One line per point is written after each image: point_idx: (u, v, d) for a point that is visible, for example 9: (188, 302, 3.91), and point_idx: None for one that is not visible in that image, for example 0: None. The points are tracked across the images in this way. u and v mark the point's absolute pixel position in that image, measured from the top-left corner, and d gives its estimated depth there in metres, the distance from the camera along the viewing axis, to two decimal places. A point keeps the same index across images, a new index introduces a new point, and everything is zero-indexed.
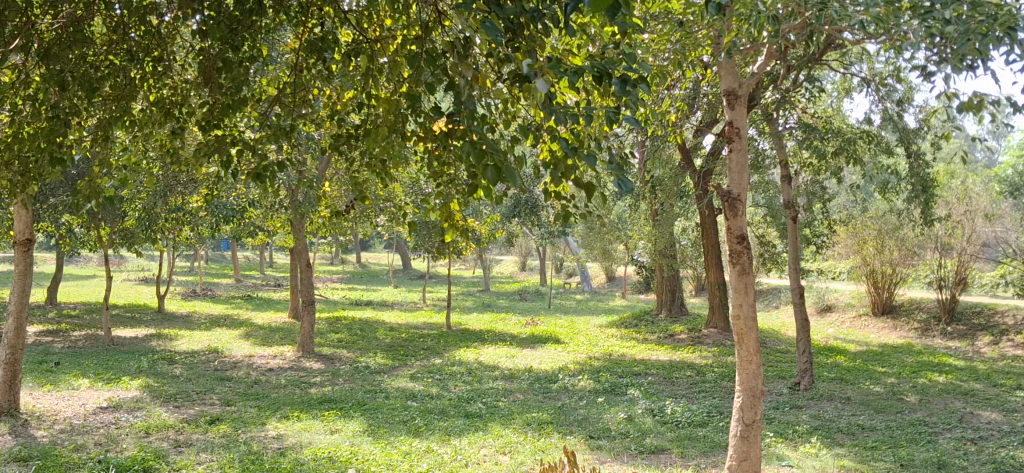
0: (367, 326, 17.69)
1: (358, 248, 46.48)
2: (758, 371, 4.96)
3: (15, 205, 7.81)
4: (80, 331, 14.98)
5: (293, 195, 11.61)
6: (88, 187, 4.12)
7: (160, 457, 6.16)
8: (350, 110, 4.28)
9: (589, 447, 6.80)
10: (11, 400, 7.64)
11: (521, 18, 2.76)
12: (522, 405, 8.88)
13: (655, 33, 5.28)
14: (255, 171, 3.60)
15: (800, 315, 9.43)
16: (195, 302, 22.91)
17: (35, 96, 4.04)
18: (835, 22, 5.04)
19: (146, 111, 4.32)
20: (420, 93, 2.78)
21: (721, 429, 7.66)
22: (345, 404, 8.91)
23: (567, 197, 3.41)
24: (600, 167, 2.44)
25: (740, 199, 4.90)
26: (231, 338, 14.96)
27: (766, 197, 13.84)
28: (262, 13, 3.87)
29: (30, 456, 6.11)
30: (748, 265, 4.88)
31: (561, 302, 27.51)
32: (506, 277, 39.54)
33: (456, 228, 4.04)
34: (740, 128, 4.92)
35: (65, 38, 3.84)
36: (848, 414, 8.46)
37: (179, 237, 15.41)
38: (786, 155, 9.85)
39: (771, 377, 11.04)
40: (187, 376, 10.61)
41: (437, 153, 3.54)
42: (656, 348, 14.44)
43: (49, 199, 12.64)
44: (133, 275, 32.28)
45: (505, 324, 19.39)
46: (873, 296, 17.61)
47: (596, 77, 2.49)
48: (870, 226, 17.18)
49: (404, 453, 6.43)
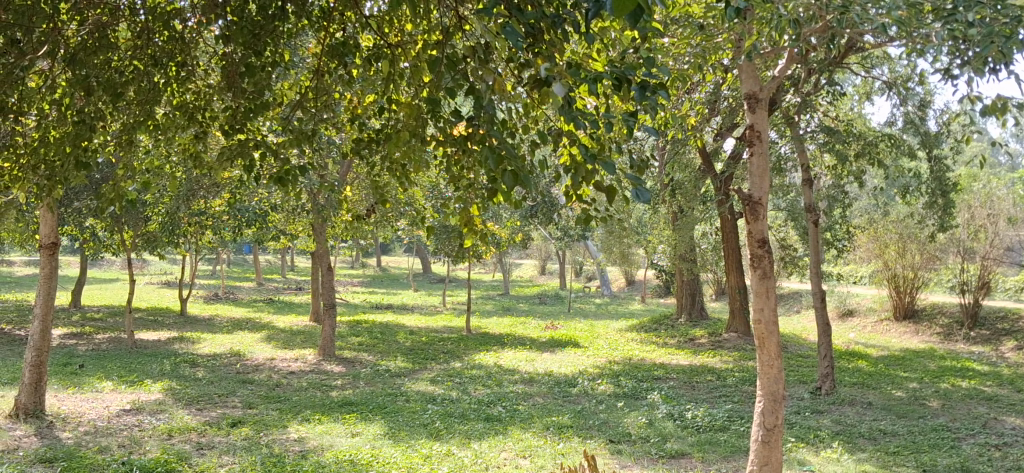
0: (387, 330, 17.75)
1: (378, 253, 46.57)
2: (780, 376, 4.93)
3: (40, 209, 7.85)
4: (103, 334, 15.09)
5: (314, 199, 11.69)
6: (112, 191, 4.05)
7: (183, 460, 6.20)
8: (372, 115, 4.29)
9: (609, 451, 6.81)
10: (38, 402, 7.74)
11: (542, 23, 2.76)
12: (542, 409, 8.88)
13: (676, 36, 5.29)
14: (278, 175, 3.63)
15: (823, 321, 9.36)
16: (217, 306, 23.04)
17: (62, 100, 4.09)
18: (856, 26, 5.05)
19: (169, 115, 4.37)
20: (440, 97, 2.80)
21: (742, 433, 7.63)
22: (366, 408, 8.94)
23: (590, 202, 3.39)
24: (620, 171, 2.41)
25: (761, 203, 4.90)
26: (253, 341, 15.01)
27: (788, 199, 13.78)
28: (285, 18, 3.93)
29: (55, 458, 6.16)
30: (770, 269, 4.86)
31: (580, 306, 27.50)
32: (524, 280, 39.61)
33: (476, 233, 4.02)
34: (761, 132, 4.92)
35: (91, 43, 3.89)
36: (870, 420, 8.41)
37: (201, 242, 15.49)
38: (807, 159, 9.78)
39: (791, 381, 10.98)
40: (209, 379, 10.67)
41: (457, 157, 3.53)
42: (677, 352, 14.39)
43: (73, 203, 12.78)
44: (155, 279, 32.42)
45: (525, 328, 19.32)
46: (895, 300, 17.47)
47: (615, 83, 2.48)
48: (891, 230, 17.07)
49: (425, 456, 6.43)
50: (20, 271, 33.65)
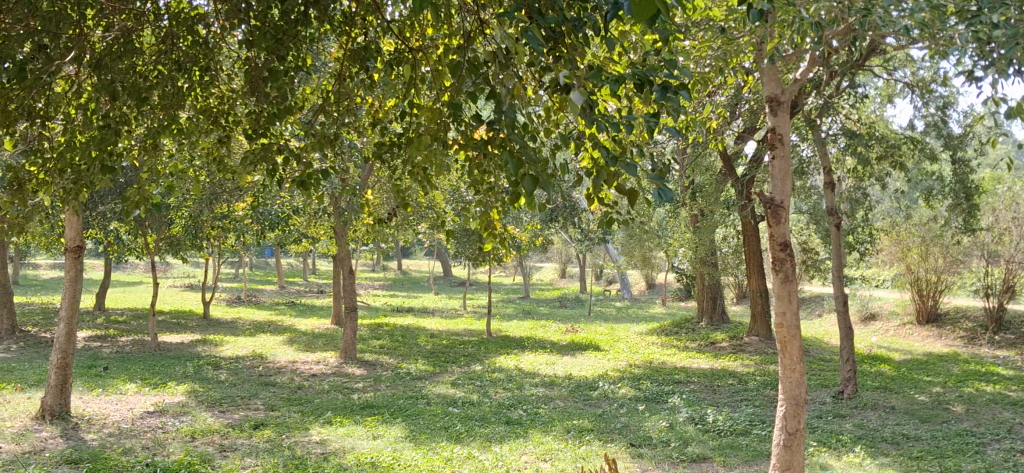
0: (408, 333, 17.79)
1: (399, 257, 46.70)
2: (801, 380, 4.91)
3: (66, 212, 7.93)
4: (127, 336, 15.21)
5: (336, 203, 11.76)
6: (136, 195, 4.07)
7: (206, 461, 6.25)
8: (393, 119, 4.31)
9: (630, 455, 6.80)
10: (63, 404, 7.81)
11: (563, 27, 2.77)
12: (562, 412, 8.88)
13: (698, 40, 5.28)
14: (301, 179, 3.65)
15: (845, 325, 9.30)
16: (240, 309, 23.19)
17: (88, 104, 4.13)
18: (879, 29, 5.05)
19: (193, 119, 4.42)
20: (462, 100, 2.80)
21: (764, 437, 7.60)
22: (387, 410, 8.97)
23: (610, 205, 3.39)
24: (642, 173, 2.42)
25: (783, 206, 4.88)
26: (275, 344, 15.09)
27: (809, 203, 13.70)
28: (308, 23, 3.97)
29: (81, 459, 6.21)
30: (792, 272, 4.84)
31: (600, 309, 27.44)
32: (545, 284, 39.58)
33: (496, 236, 4.03)
34: (783, 135, 4.91)
35: (116, 47, 3.93)
36: (893, 424, 8.35)
37: (223, 246, 15.58)
38: (829, 162, 9.73)
39: (814, 385, 10.92)
40: (232, 382, 10.74)
41: (478, 161, 3.53)
42: (698, 356, 14.35)
43: (98, 206, 12.91)
44: (178, 282, 32.66)
45: (546, 331, 19.30)
46: (918, 304, 17.34)
47: (636, 84, 2.48)
48: (914, 233, 16.96)
49: (446, 459, 6.45)
50: (47, 274, 34.04)
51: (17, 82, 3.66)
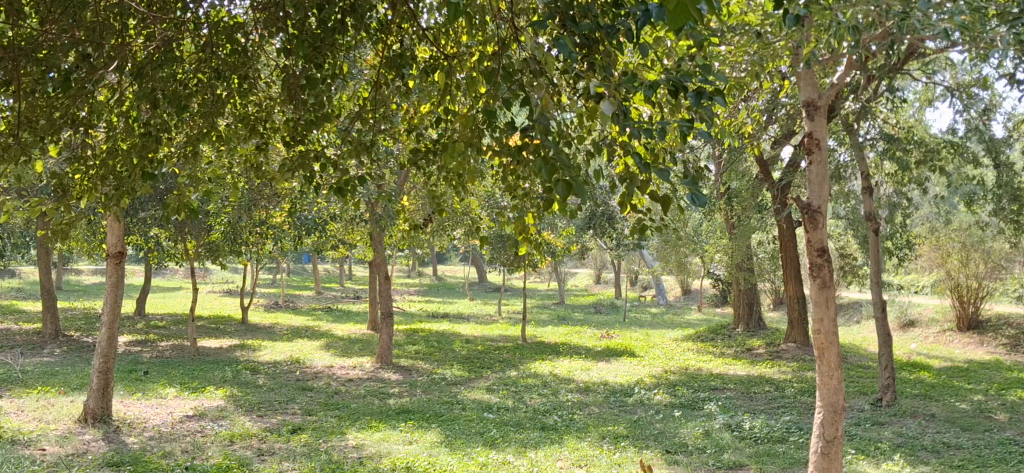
0: (443, 338, 17.82)
1: (434, 263, 46.86)
2: (839, 387, 4.87)
3: (108, 218, 8.02)
4: (166, 341, 15.37)
5: (372, 208, 11.84)
6: (177, 201, 4.09)
7: (244, 465, 6.31)
8: (429, 126, 4.34)
9: (665, 462, 6.78)
10: (105, 407, 7.91)
11: (597, 34, 2.79)
12: (598, 418, 8.86)
13: (734, 45, 5.26)
14: (337, 185, 3.68)
15: (883, 332, 9.19)
16: (277, 314, 23.38)
17: (129, 112, 4.17)
18: (919, 32, 5.02)
19: (232, 126, 4.48)
20: (497, 108, 2.80)
21: (801, 444, 7.53)
22: (423, 415, 9.00)
23: (644, 211, 3.38)
24: (676, 179, 2.41)
25: (820, 212, 4.85)
26: (312, 349, 15.20)
27: (847, 208, 13.55)
28: (345, 32, 4.00)
29: (122, 462, 6.30)
30: (830, 279, 4.79)
31: (636, 315, 27.30)
32: (580, 289, 39.50)
33: (530, 242, 4.02)
34: (820, 140, 4.88)
35: (157, 56, 4.00)
36: (933, 432, 8.24)
37: (261, 252, 15.72)
38: (868, 166, 9.62)
39: (852, 392, 10.80)
40: (270, 386, 10.84)
41: (512, 167, 3.53)
42: (735, 362, 14.25)
43: (139, 212, 13.09)
44: (217, 288, 33.01)
45: (581, 337, 19.26)
46: (959, 310, 17.05)
47: (671, 90, 2.46)
48: (954, 239, 16.74)
49: (481, 464, 6.46)
50: (88, 279, 34.58)
51: (62, 91, 3.73)
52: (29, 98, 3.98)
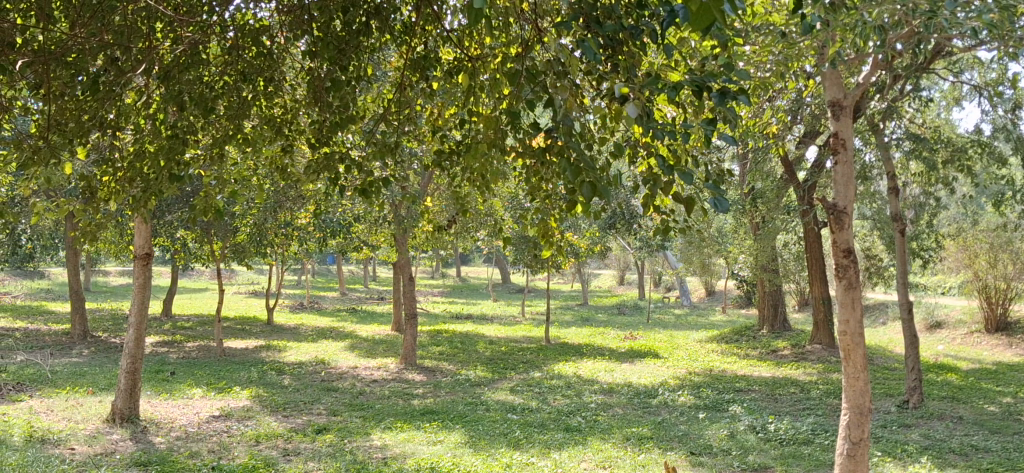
0: (467, 340, 17.85)
1: (458, 264, 46.92)
2: (866, 388, 4.83)
3: (135, 219, 8.07)
4: (193, 342, 15.51)
5: (396, 210, 11.89)
6: (203, 203, 4.09)
7: (269, 465, 6.35)
8: (452, 127, 4.35)
9: (691, 464, 6.76)
10: (132, 407, 7.97)
11: (620, 35, 2.78)
12: (622, 420, 8.83)
13: (758, 44, 5.23)
14: (362, 187, 3.69)
15: (910, 334, 9.12)
16: (302, 315, 23.49)
17: (156, 115, 4.19)
18: (945, 31, 4.98)
19: (258, 128, 4.51)
20: (521, 110, 2.79)
21: (827, 446, 7.47)
22: (448, 416, 9.02)
23: (668, 213, 3.36)
24: (700, 182, 2.39)
25: (846, 212, 4.81)
26: (337, 350, 15.28)
27: (873, 208, 13.45)
28: (369, 34, 4.02)
29: (149, 462, 6.35)
30: (856, 280, 4.75)
31: (660, 317, 27.21)
32: (603, 291, 39.43)
33: (553, 244, 4.01)
34: (845, 140, 4.85)
35: (184, 59, 4.03)
36: (961, 435, 8.15)
37: (286, 254, 15.80)
38: (894, 166, 9.53)
39: (878, 394, 10.72)
40: (295, 387, 10.90)
41: (536, 168, 3.52)
42: (760, 364, 14.20)
43: (165, 214, 13.19)
44: (242, 289, 33.20)
45: (605, 338, 19.23)
46: (987, 312, 16.89)
47: (695, 91, 2.43)
48: (982, 239, 16.58)
49: (505, 465, 6.46)
50: (115, 281, 34.90)
51: (91, 93, 3.77)
52: (59, 101, 4.01)
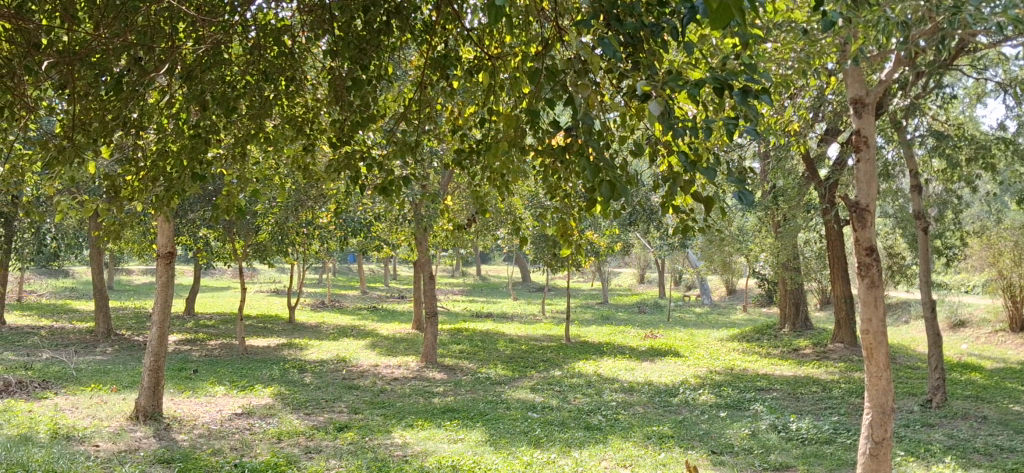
0: (487, 338, 17.85)
1: (477, 263, 46.92)
2: (889, 387, 4.79)
3: (159, 218, 8.09)
4: (216, 340, 15.60)
5: (415, 209, 11.91)
6: (225, 202, 4.10)
7: (292, 463, 6.38)
8: (472, 126, 4.35)
9: (711, 463, 6.74)
10: (156, 404, 8.04)
11: (641, 32, 2.78)
12: (642, 418, 8.81)
13: (780, 42, 5.21)
14: (381, 186, 3.70)
15: (932, 332, 9.05)
16: (323, 314, 23.60)
17: (178, 114, 4.21)
18: (970, 26, 4.94)
19: (280, 127, 4.52)
20: (541, 108, 2.78)
21: (849, 446, 7.43)
22: (468, 414, 9.04)
23: (689, 212, 3.35)
24: (721, 179, 2.38)
25: (868, 210, 4.76)
26: (358, 348, 15.33)
27: (895, 206, 13.36)
28: (390, 33, 4.03)
29: (173, 459, 6.41)
30: (878, 278, 4.72)
31: (680, 315, 27.13)
32: (624, 289, 39.35)
33: (572, 243, 4.01)
34: (868, 137, 4.82)
35: (206, 58, 4.05)
36: (985, 435, 8.08)
37: (307, 253, 15.86)
38: (916, 164, 9.44)
39: (900, 393, 10.64)
40: (316, 385, 10.95)
41: (555, 167, 3.51)
42: (782, 362, 14.14)
43: (187, 213, 13.27)
44: (263, 287, 33.36)
45: (625, 337, 19.19)
46: (1012, 311, 16.72)
47: (716, 88, 2.42)
48: (1006, 237, 16.41)
49: (527, 463, 6.47)
50: (138, 279, 35.15)
51: (114, 94, 3.79)
52: (84, 100, 4.04)
